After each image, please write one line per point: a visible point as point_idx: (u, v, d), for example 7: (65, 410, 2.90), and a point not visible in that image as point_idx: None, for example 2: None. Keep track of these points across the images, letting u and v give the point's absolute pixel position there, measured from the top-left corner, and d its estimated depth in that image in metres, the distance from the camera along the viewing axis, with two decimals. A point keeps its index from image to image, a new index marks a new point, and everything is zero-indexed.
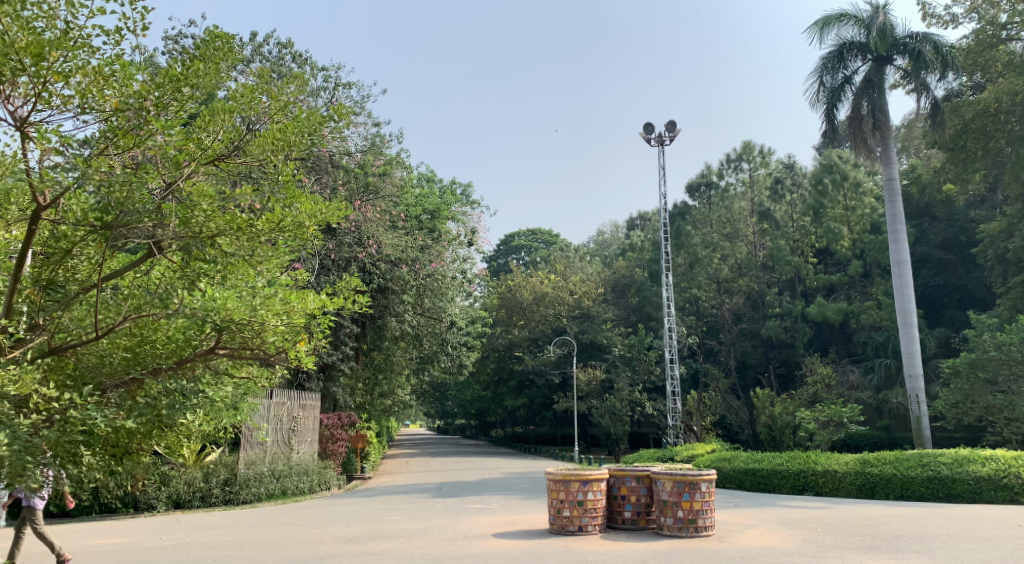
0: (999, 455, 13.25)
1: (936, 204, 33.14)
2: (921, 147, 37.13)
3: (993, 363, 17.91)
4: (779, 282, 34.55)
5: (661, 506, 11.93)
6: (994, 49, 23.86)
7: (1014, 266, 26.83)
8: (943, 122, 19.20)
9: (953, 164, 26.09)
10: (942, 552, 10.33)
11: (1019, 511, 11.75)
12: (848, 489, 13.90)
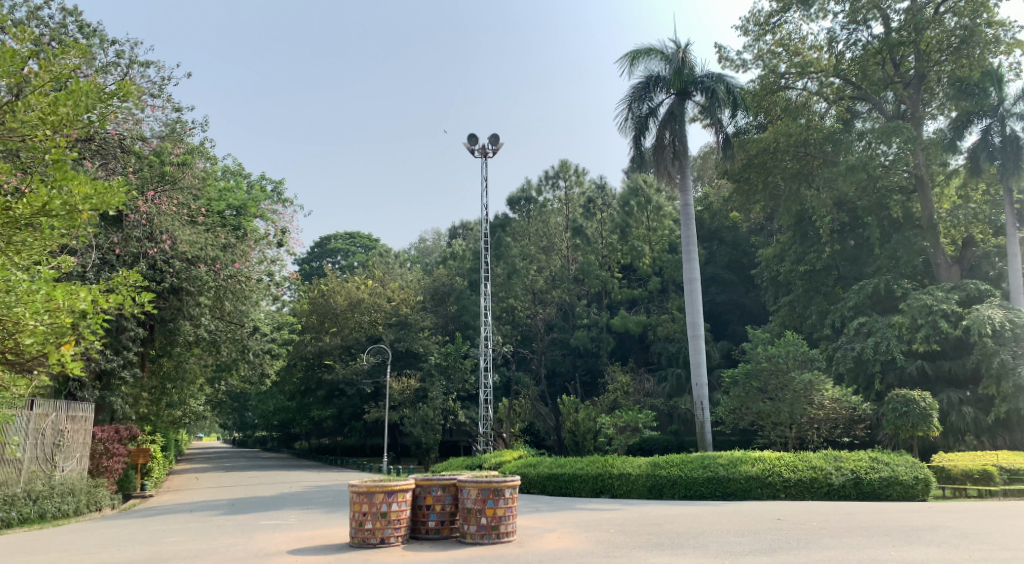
0: (765, 455, 14.84)
1: (724, 229, 36.87)
2: (713, 177, 41.09)
3: (764, 373, 20.27)
4: (588, 295, 36.62)
5: (466, 514, 12.00)
6: (775, 94, 27.13)
7: (784, 287, 30.59)
8: (732, 155, 21.16)
9: (740, 194, 29.15)
10: (715, 546, 11.33)
11: (777, 505, 13.25)
12: (639, 490, 14.80)
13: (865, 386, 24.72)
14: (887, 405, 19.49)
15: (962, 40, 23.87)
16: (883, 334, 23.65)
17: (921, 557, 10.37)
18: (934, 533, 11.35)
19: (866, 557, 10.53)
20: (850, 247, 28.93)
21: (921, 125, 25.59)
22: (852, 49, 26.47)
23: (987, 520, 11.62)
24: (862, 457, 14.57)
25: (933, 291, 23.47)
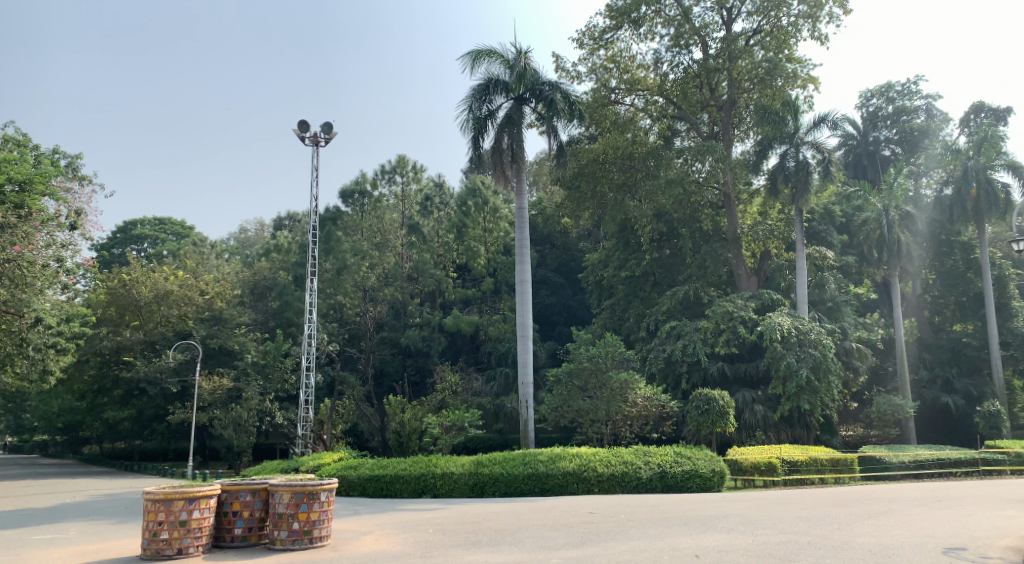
0: (582, 451, 15.53)
1: (555, 234, 38.89)
2: (546, 184, 42.50)
3: (585, 372, 21.46)
4: (421, 293, 36.71)
5: (276, 519, 11.39)
6: (605, 108, 28.35)
7: (607, 291, 32.56)
8: (565, 163, 22.03)
9: (570, 201, 29.88)
10: (529, 541, 11.60)
11: (589, 499, 13.91)
12: (461, 489, 14.88)
13: (673, 385, 26.44)
14: (691, 403, 21.11)
15: (767, 71, 26.50)
16: (691, 337, 25.89)
17: (714, 543, 11.24)
18: (725, 521, 12.38)
19: (666, 545, 11.23)
20: (666, 256, 31.24)
21: (731, 146, 28.27)
22: (674, 71, 28.84)
23: (769, 506, 12.86)
24: (668, 451, 15.70)
25: (734, 299, 26.23)
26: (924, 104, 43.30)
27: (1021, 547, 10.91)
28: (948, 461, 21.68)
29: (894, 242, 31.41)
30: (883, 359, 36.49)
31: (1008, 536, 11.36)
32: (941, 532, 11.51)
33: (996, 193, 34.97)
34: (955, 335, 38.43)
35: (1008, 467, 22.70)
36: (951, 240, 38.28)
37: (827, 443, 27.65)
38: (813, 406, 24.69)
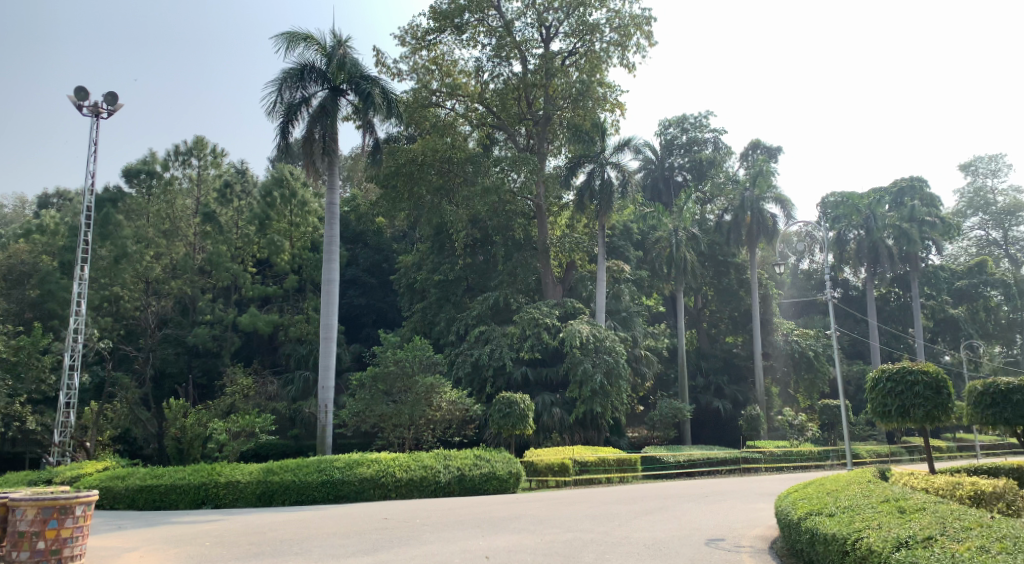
0: (382, 457, 15.45)
1: (369, 234, 38.49)
2: (361, 180, 42.29)
3: (391, 376, 21.28)
4: (213, 289, 35.02)
5: (15, 539, 9.84)
6: (424, 109, 29.04)
7: (418, 294, 32.81)
8: (380, 160, 21.80)
9: (385, 200, 29.28)
10: (318, 549, 11.10)
11: (384, 506, 13.71)
12: (246, 499, 14.04)
13: (478, 389, 26.87)
14: (494, 407, 21.57)
15: (579, 92, 28.56)
16: (497, 342, 26.77)
17: (504, 544, 11.46)
18: (517, 521, 12.70)
19: (458, 548, 11.25)
20: (479, 261, 32.13)
21: (544, 161, 29.78)
22: (496, 82, 29.83)
23: (558, 505, 13.41)
24: (468, 455, 16.42)
25: (540, 306, 27.62)
26: (713, 137, 48.35)
27: (766, 536, 12.38)
28: (715, 460, 24.42)
29: (682, 259, 34.89)
30: (668, 366, 40.25)
31: (758, 526, 12.80)
32: (705, 524, 12.71)
33: (766, 219, 39.42)
34: (727, 346, 44.05)
35: (761, 465, 26.10)
36: (728, 260, 42.50)
37: (614, 445, 29.65)
38: (604, 409, 26.20)
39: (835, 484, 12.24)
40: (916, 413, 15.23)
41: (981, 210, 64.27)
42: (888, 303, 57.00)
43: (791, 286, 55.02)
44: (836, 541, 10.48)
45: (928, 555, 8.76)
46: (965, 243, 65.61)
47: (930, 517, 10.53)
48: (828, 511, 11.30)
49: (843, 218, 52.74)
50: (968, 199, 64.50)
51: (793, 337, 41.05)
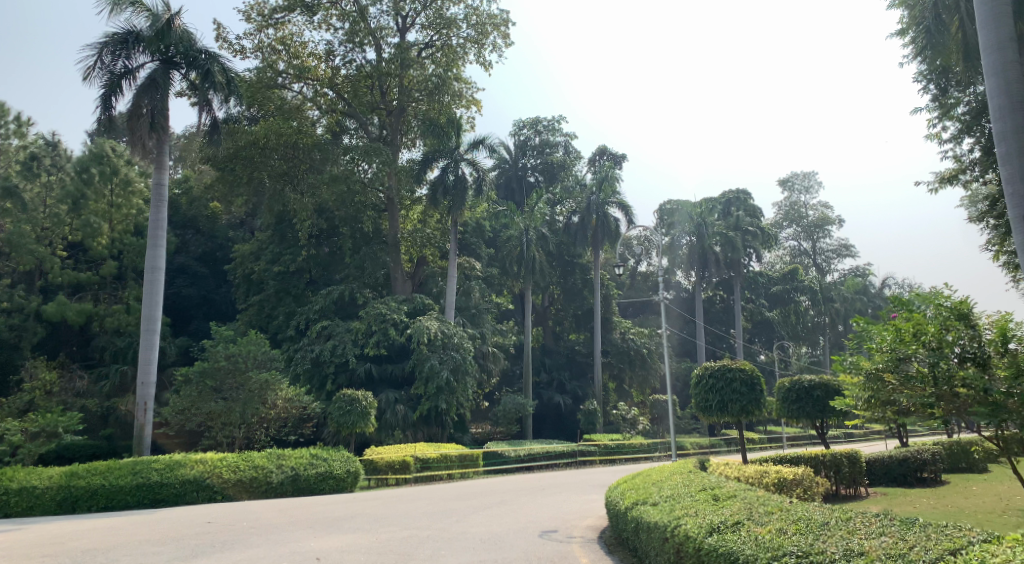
0: (206, 457, 15.01)
1: (201, 219, 36.75)
2: (194, 161, 40.25)
3: (221, 372, 20.19)
4: (14, 273, 31.82)
5: None
6: (269, 90, 28.11)
7: (255, 286, 31.57)
8: (219, 141, 20.89)
9: (222, 183, 28.82)
10: (127, 557, 10.10)
11: (206, 509, 13.05)
12: (45, 506, 13.20)
13: (317, 386, 26.73)
14: (333, 404, 21.27)
15: (435, 87, 28.97)
16: (341, 338, 26.75)
17: (337, 544, 11.03)
18: (351, 521, 12.39)
19: (287, 549, 10.70)
20: (325, 253, 32.40)
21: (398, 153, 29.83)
22: (347, 67, 29.61)
23: (393, 505, 13.23)
24: (304, 454, 16.56)
25: (385, 302, 27.99)
26: (563, 141, 50.47)
27: (597, 526, 12.88)
28: (553, 453, 25.69)
29: (529, 258, 36.32)
30: (514, 363, 41.70)
31: (590, 516, 13.30)
32: (539, 518, 12.99)
33: (609, 223, 41.33)
34: (570, 344, 46.31)
35: (596, 457, 27.64)
36: (573, 260, 45.20)
37: (457, 441, 30.58)
38: (449, 405, 26.74)
39: (660, 474, 12.86)
40: (733, 406, 16.50)
41: (795, 223, 71.25)
42: (715, 305, 61.45)
43: (631, 287, 57.62)
44: (659, 530, 11.04)
45: (739, 547, 9.42)
46: (781, 252, 72.09)
47: (741, 502, 11.33)
48: (652, 500, 11.91)
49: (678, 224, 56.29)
50: (786, 212, 71.03)
51: (629, 335, 44.69)
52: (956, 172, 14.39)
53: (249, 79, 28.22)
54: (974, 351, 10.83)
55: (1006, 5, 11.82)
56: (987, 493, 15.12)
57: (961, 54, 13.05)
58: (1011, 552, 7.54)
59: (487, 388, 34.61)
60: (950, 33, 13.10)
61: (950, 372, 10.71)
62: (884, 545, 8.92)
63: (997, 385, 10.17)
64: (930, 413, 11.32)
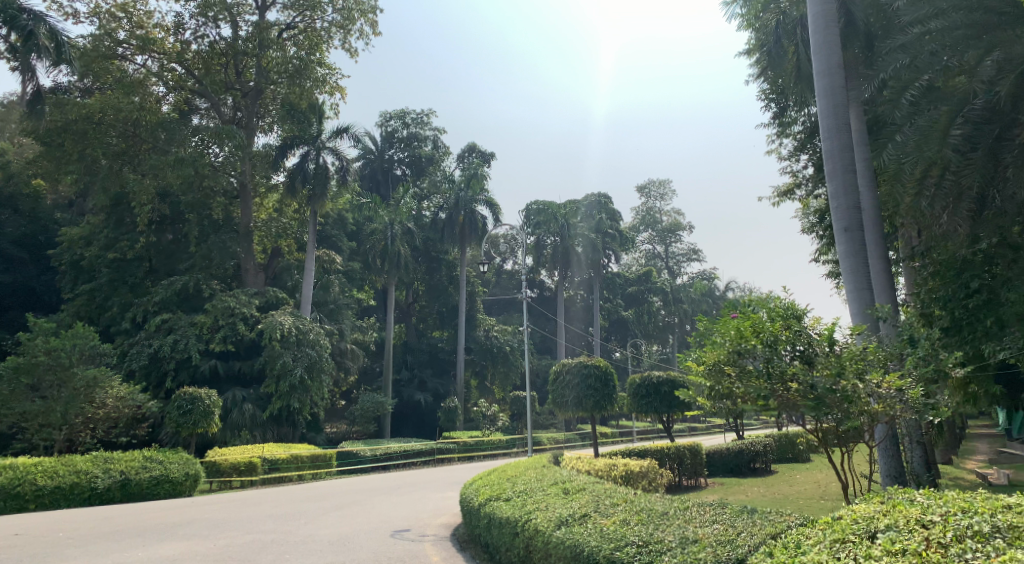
0: (19, 462, 13.75)
1: (20, 197, 33.49)
2: (13, 132, 36.45)
3: (40, 368, 18.50)
4: None
5: None
6: (108, 61, 26.03)
7: (85, 274, 29.11)
8: (42, 110, 19.76)
9: (47, 159, 26.07)
10: None
11: (11, 520, 11.76)
12: None
13: (155, 384, 25.31)
14: (172, 403, 20.81)
15: (296, 70, 28.70)
16: (183, 332, 25.37)
17: (173, 552, 10.23)
18: (187, 527, 11.60)
19: (114, 559, 9.80)
20: (167, 241, 30.10)
21: (253, 139, 29.66)
22: (199, 44, 28.75)
23: (233, 511, 12.58)
24: (135, 458, 15.57)
25: (235, 294, 26.59)
26: (432, 135, 49.97)
27: (450, 523, 12.88)
28: (411, 451, 25.82)
29: (393, 252, 36.59)
30: (373, 360, 42.30)
31: (443, 514, 13.31)
32: (394, 517, 12.84)
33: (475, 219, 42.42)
34: (433, 340, 46.65)
35: (454, 454, 27.89)
36: (440, 257, 46.31)
37: (311, 440, 31.01)
38: (302, 404, 26.79)
39: (515, 470, 13.02)
40: (588, 401, 17.13)
41: (651, 228, 75.25)
42: (576, 305, 64.57)
43: (495, 285, 59.86)
44: (510, 526, 11.13)
45: (586, 539, 9.68)
46: (637, 255, 75.93)
47: (589, 495, 11.68)
48: (506, 496, 12.00)
49: (542, 226, 57.18)
50: (642, 217, 74.97)
51: (493, 333, 45.16)
52: (793, 186, 15.74)
53: (81, 46, 25.88)
54: (803, 347, 11.69)
55: (835, 35, 13.01)
56: (805, 481, 16.80)
57: (797, 78, 14.34)
58: (823, 533, 8.60)
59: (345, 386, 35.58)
60: (788, 57, 14.34)
61: (784, 369, 11.41)
62: (716, 532, 9.59)
63: (820, 381, 11.13)
64: (764, 408, 11.98)
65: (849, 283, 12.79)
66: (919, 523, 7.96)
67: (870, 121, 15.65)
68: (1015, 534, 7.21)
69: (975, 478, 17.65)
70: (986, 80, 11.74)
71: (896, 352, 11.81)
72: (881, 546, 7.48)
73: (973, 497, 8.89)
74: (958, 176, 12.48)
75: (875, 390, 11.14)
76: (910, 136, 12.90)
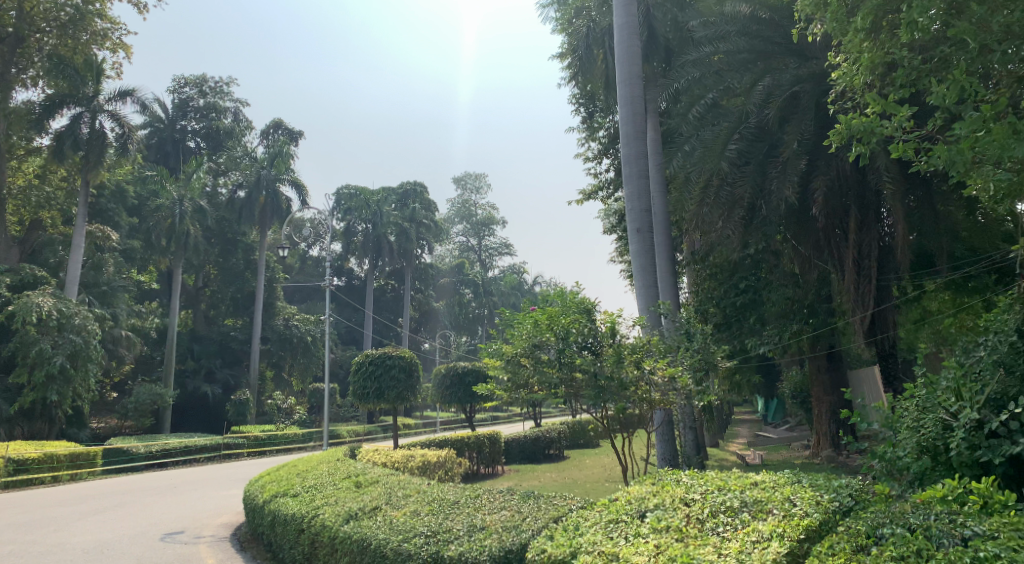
0: None
1: None
2: None
3: None
4: None
5: None
6: None
7: None
8: None
9: None
10: None
11: None
12: None
13: None
14: None
15: (71, 18, 26.84)
16: None
17: None
18: None
19: None
20: None
21: (9, 92, 26.50)
22: None
23: None
24: None
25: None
26: (232, 107, 48.10)
27: (232, 523, 12.18)
28: (191, 448, 24.42)
29: (183, 231, 35.36)
30: (153, 348, 39.40)
31: (224, 514, 12.60)
32: (166, 519, 11.91)
33: (279, 200, 43.48)
34: (225, 329, 44.16)
35: (244, 450, 27.15)
36: (237, 239, 44.77)
37: (73, 438, 28.18)
38: (61, 396, 24.14)
39: (307, 465, 12.56)
40: (389, 392, 17.53)
41: (465, 220, 76.28)
42: (385, 295, 64.18)
43: (299, 272, 58.79)
44: (296, 522, 10.65)
45: (374, 532, 9.43)
46: (450, 247, 76.73)
47: (382, 487, 11.44)
48: (293, 491, 11.48)
49: (353, 211, 57.38)
50: (457, 210, 75.74)
51: (292, 322, 44.59)
52: (597, 187, 16.58)
53: None
54: (591, 340, 12.32)
55: (637, 48, 13.79)
56: (594, 465, 18.06)
57: (604, 83, 15.03)
58: (599, 514, 8.99)
59: (118, 377, 33.13)
60: (597, 63, 15.00)
61: (573, 358, 12.06)
62: (502, 518, 9.69)
63: (602, 370, 11.81)
64: (555, 396, 12.53)
65: (639, 280, 13.82)
66: (682, 502, 8.58)
67: (663, 131, 17.03)
68: (758, 507, 7.97)
69: (736, 458, 19.97)
70: (757, 102, 13.29)
71: (673, 343, 13.05)
72: (648, 524, 8.02)
73: (728, 475, 9.85)
74: (734, 187, 13.81)
75: (648, 376, 12.13)
76: (698, 146, 14.01)
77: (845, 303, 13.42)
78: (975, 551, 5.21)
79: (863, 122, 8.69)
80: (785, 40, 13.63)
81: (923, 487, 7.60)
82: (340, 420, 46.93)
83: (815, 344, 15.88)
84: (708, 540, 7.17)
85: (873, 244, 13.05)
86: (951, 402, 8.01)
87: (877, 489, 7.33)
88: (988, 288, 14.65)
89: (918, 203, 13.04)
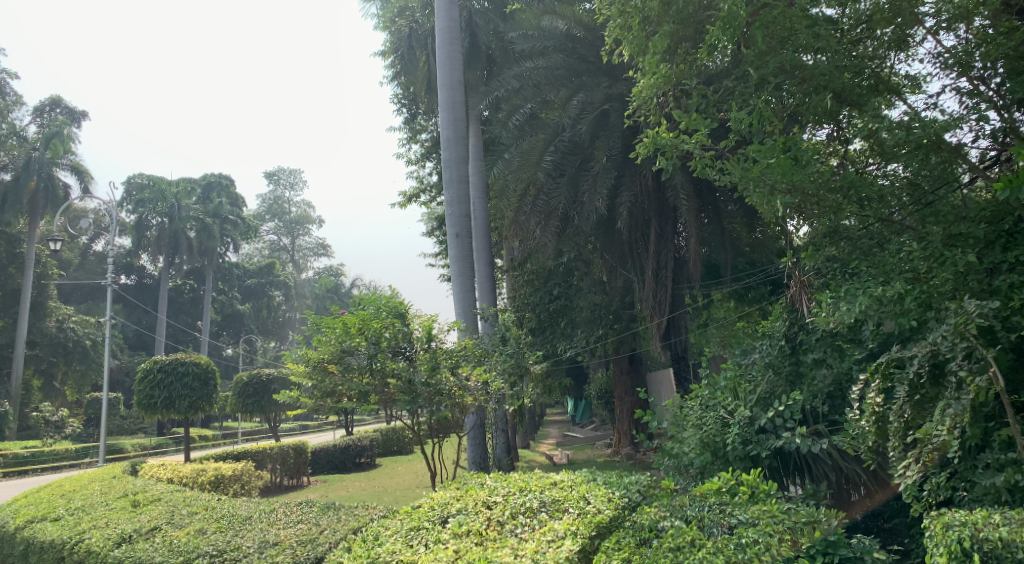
0: None
1: None
2: None
3: None
4: None
5: None
6: None
7: None
8: None
9: None
10: None
11: None
12: None
13: None
14: None
15: None
16: None
17: None
18: None
19: None
20: None
21: None
22: None
23: None
24: None
25: None
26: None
27: None
28: None
29: None
30: None
31: None
32: None
33: (54, 187, 40.87)
34: None
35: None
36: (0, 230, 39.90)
37: None
38: None
39: (75, 486, 11.32)
40: (181, 402, 16.47)
41: (277, 217, 73.41)
42: (181, 295, 60.22)
43: (78, 268, 53.18)
44: (55, 549, 9.42)
45: (147, 555, 8.44)
46: (259, 245, 73.54)
47: (163, 505, 10.43)
48: (54, 515, 10.19)
49: (146, 204, 53.14)
50: (268, 206, 72.69)
51: (67, 324, 41.02)
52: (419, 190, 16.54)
53: None
54: (406, 346, 12.13)
55: (457, 54, 13.83)
56: (404, 472, 18.15)
57: (425, 85, 14.95)
58: (400, 523, 8.65)
59: None
60: (419, 65, 14.97)
61: (385, 366, 11.76)
62: (298, 532, 9.02)
63: (416, 375, 11.63)
64: (363, 405, 12.09)
65: (456, 284, 13.85)
66: (484, 505, 8.56)
67: (485, 138, 17.34)
68: (556, 506, 8.20)
69: (544, 459, 20.92)
70: (571, 118, 13.73)
71: (489, 348, 13.15)
72: (449, 530, 7.84)
73: (530, 477, 9.98)
74: (547, 198, 14.26)
75: (462, 382, 12.13)
76: (514, 155, 14.21)
77: (644, 309, 14.35)
78: (739, 538, 5.55)
79: (667, 138, 8.54)
80: (598, 60, 14.21)
81: (704, 482, 8.26)
82: (121, 432, 43.22)
83: (618, 348, 16.81)
84: (506, 541, 7.18)
85: (669, 256, 14.06)
86: (728, 402, 8.61)
87: (662, 484, 7.79)
88: (764, 297, 16.41)
89: (709, 221, 14.28)
